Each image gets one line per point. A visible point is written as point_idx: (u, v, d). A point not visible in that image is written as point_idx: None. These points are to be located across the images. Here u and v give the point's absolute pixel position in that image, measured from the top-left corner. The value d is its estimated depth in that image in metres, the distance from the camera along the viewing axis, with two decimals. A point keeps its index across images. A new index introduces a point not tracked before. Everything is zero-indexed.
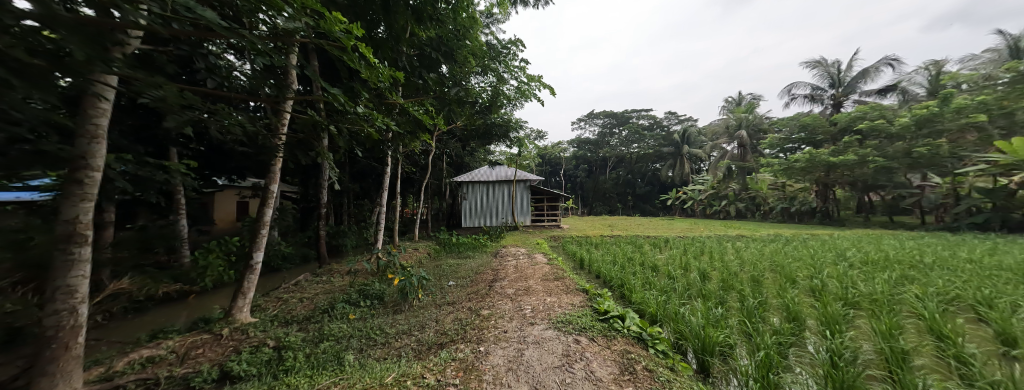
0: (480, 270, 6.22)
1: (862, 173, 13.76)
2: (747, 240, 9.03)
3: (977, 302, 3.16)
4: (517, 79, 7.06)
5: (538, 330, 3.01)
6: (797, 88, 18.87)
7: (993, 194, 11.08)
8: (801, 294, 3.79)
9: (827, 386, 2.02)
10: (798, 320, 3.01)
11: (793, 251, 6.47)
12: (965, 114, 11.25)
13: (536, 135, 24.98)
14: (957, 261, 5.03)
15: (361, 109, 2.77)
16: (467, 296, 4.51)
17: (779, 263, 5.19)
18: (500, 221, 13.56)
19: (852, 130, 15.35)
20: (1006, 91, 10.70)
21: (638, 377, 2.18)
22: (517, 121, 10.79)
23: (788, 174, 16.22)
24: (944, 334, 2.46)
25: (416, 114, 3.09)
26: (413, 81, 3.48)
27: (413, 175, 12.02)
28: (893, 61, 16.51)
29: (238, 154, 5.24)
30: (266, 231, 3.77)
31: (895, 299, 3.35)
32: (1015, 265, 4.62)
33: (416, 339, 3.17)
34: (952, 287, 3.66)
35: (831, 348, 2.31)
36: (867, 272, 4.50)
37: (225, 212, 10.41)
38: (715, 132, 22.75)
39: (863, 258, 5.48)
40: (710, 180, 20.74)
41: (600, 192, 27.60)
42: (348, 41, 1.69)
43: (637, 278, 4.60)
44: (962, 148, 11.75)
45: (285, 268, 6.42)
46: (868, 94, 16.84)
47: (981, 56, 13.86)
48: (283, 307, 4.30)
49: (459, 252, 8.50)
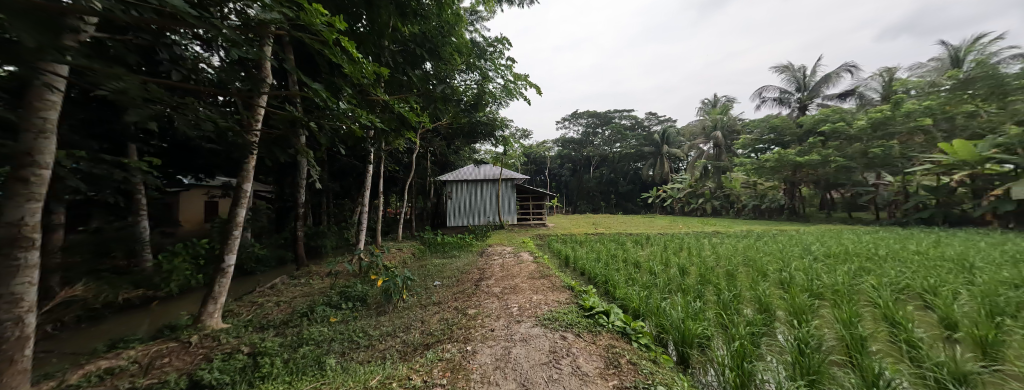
0: (466, 269, 6.18)
1: (825, 172, 14.75)
2: (722, 236, 9.51)
3: (923, 291, 3.48)
4: (504, 78, 7.01)
5: (525, 328, 3.04)
6: (767, 91, 19.85)
7: (938, 191, 12.08)
8: (771, 286, 4.04)
9: (795, 372, 2.18)
10: (769, 311, 3.21)
11: (764, 245, 6.87)
12: (913, 118, 12.26)
13: (521, 134, 25.11)
14: (907, 253, 5.52)
15: (343, 105, 2.68)
16: (453, 296, 4.47)
17: (752, 257, 5.47)
18: (486, 220, 13.52)
19: (816, 131, 16.38)
20: (948, 96, 11.72)
21: (623, 371, 2.25)
22: (502, 119, 10.84)
23: (759, 174, 17.14)
24: (896, 321, 2.69)
25: (401, 112, 3.01)
26: (397, 77, 3.38)
27: (396, 174, 11.76)
28: (852, 68, 17.66)
29: (206, 152, 4.92)
30: (239, 232, 3.55)
31: (855, 289, 3.63)
32: (955, 256, 5.12)
33: (401, 340, 3.11)
34: (904, 277, 4.00)
35: (798, 336, 2.46)
36: (830, 265, 4.82)
37: (192, 212, 9.81)
38: (692, 133, 23.69)
39: (826, 251, 5.89)
40: (688, 179, 21.36)
41: (584, 190, 28.15)
42: (329, 33, 1.65)
43: (620, 274, 4.73)
44: (910, 149, 12.80)
45: (260, 271, 6.10)
46: (830, 99, 17.95)
47: (928, 64, 15.09)
48: (258, 312, 4.11)
49: (445, 252, 8.41)
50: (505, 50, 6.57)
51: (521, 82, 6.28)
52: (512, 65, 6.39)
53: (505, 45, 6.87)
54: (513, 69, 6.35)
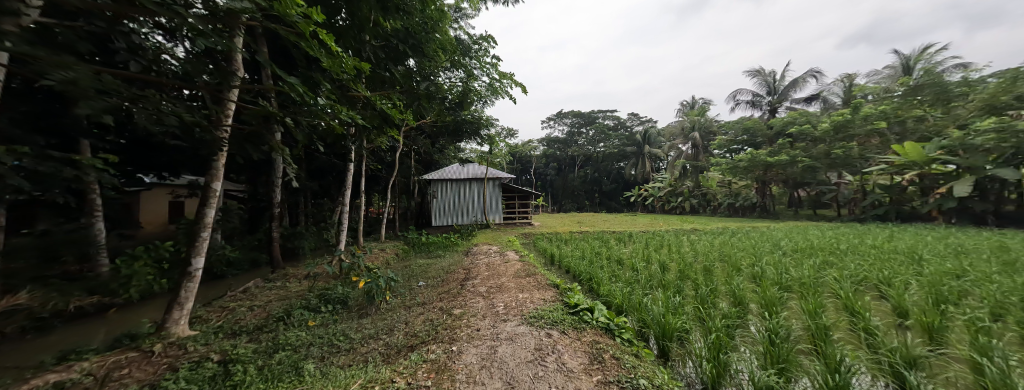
0: (451, 269, 6.14)
1: (793, 171, 15.62)
2: (700, 233, 9.88)
3: (879, 282, 3.77)
4: (489, 76, 6.98)
5: (511, 326, 3.05)
6: (740, 94, 20.77)
7: (891, 189, 13.06)
8: (745, 280, 4.25)
9: (767, 361, 2.30)
10: (743, 304, 3.37)
11: (738, 242, 7.21)
12: (870, 121, 13.18)
13: (506, 133, 25.09)
14: (865, 247, 5.95)
15: (321, 101, 2.59)
16: (438, 296, 4.43)
17: (728, 253, 5.73)
18: (471, 220, 13.44)
19: (785, 133, 17.31)
20: (900, 101, 12.67)
21: (607, 366, 2.30)
22: (487, 118, 10.81)
23: (734, 173, 17.93)
24: (855, 310, 2.90)
25: (384, 108, 2.94)
26: (379, 74, 3.30)
27: (378, 172, 11.46)
28: (817, 73, 18.77)
29: (170, 148, 4.61)
30: (208, 234, 3.35)
31: (820, 281, 3.89)
32: (906, 249, 5.56)
33: (384, 343, 3.04)
34: (862, 269, 4.31)
35: (769, 327, 2.60)
36: (797, 259, 5.13)
37: (155, 213, 9.17)
38: (672, 134, 24.47)
39: (794, 247, 6.26)
40: (668, 178, 22.03)
41: (569, 189, 28.52)
42: (307, 27, 1.62)
43: (604, 271, 4.83)
44: (867, 151, 13.78)
45: (231, 274, 5.78)
46: (798, 103, 19.01)
47: (883, 72, 16.24)
48: (230, 317, 3.90)
49: (429, 252, 8.29)
50: (490, 48, 6.53)
51: (506, 80, 6.28)
52: (497, 63, 6.36)
53: (491, 43, 6.83)
54: (499, 67, 6.33)
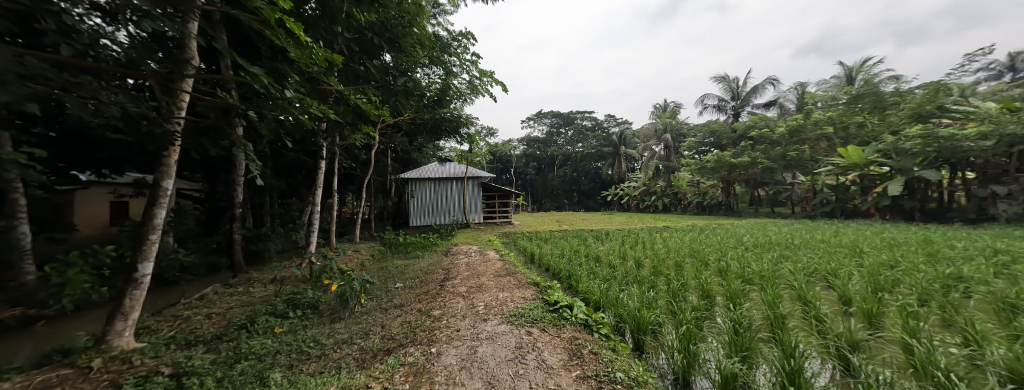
0: (430, 269, 6.03)
1: (753, 172, 16.74)
2: (671, 230, 10.37)
3: (827, 273, 4.15)
4: (468, 74, 6.90)
5: (491, 326, 3.05)
6: (707, 98, 21.97)
7: (837, 189, 14.37)
8: (712, 274, 4.51)
9: (732, 349, 2.46)
10: (710, 297, 3.57)
11: (705, 238, 7.65)
12: (819, 126, 14.42)
13: (486, 132, 24.98)
14: (815, 242, 6.53)
15: (288, 93, 2.44)
16: (416, 297, 4.34)
17: (697, 249, 6.06)
18: (450, 219, 13.25)
19: (747, 136, 18.51)
20: (845, 109, 13.95)
21: (585, 361, 2.36)
22: (467, 116, 10.72)
23: (702, 173, 18.93)
24: (807, 299, 3.17)
25: (358, 103, 2.83)
26: (353, 68, 3.16)
27: (351, 171, 11.01)
28: (774, 81, 20.22)
29: (111, 143, 4.14)
30: (158, 236, 3.04)
31: (777, 274, 4.22)
32: (850, 243, 6.15)
33: (359, 347, 2.93)
34: (813, 261, 4.73)
35: (733, 318, 2.77)
36: (757, 253, 5.53)
37: (94, 215, 8.25)
38: (645, 135, 25.43)
39: (755, 242, 6.73)
40: (642, 178, 22.87)
41: (548, 189, 28.90)
42: (273, 14, 1.55)
43: (582, 268, 4.95)
44: (817, 153, 15.08)
45: (186, 280, 5.31)
46: (757, 108, 20.42)
47: (830, 81, 17.81)
48: (184, 327, 3.58)
49: (407, 252, 8.08)
50: (469, 45, 6.46)
51: (486, 78, 6.23)
52: (476, 61, 6.30)
53: (470, 40, 6.75)
54: (478, 65, 6.27)
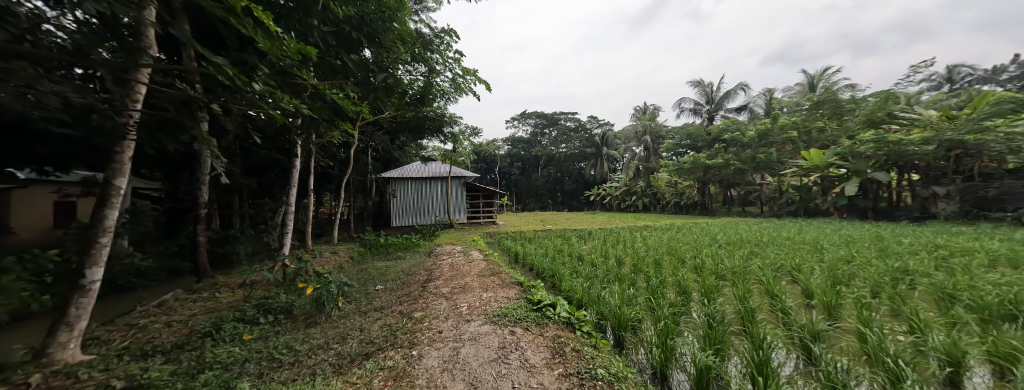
0: (412, 271, 5.92)
1: (726, 173, 17.56)
2: (651, 229, 10.70)
3: (792, 268, 4.42)
4: (451, 72, 6.81)
5: (474, 326, 3.02)
6: (684, 102, 22.81)
7: (800, 189, 15.34)
8: (689, 271, 4.69)
9: (706, 342, 2.57)
10: (686, 293, 3.71)
11: (682, 236, 7.96)
12: (785, 130, 15.33)
13: (470, 132, 24.78)
14: (783, 239, 6.94)
15: (257, 85, 2.30)
16: (397, 299, 4.24)
17: (675, 247, 6.28)
18: (432, 219, 13.04)
19: (720, 139, 19.38)
20: (808, 114, 14.89)
21: (568, 359, 2.38)
22: (450, 115, 10.59)
23: (679, 174, 19.65)
24: (774, 293, 3.36)
25: (335, 99, 2.72)
26: (329, 62, 3.03)
27: (329, 170, 10.61)
28: (744, 86, 21.26)
29: (53, 137, 3.77)
30: (109, 239, 2.78)
31: (748, 270, 4.44)
32: (814, 239, 6.58)
33: (335, 353, 2.82)
34: (780, 257, 5.02)
35: (708, 313, 2.89)
36: (730, 250, 5.81)
37: (36, 216, 7.51)
38: (626, 136, 26.09)
39: (728, 239, 7.07)
40: (623, 178, 23.45)
41: (533, 189, 29.07)
42: (239, 1, 1.46)
43: (566, 267, 5.01)
44: (783, 156, 16.00)
45: (144, 286, 4.93)
46: (730, 112, 21.42)
47: (795, 88, 18.94)
48: (140, 337, 3.31)
49: (388, 254, 7.89)
50: (452, 43, 6.36)
51: (470, 77, 6.18)
52: (460, 59, 6.22)
53: (453, 38, 6.66)
54: (462, 63, 6.19)
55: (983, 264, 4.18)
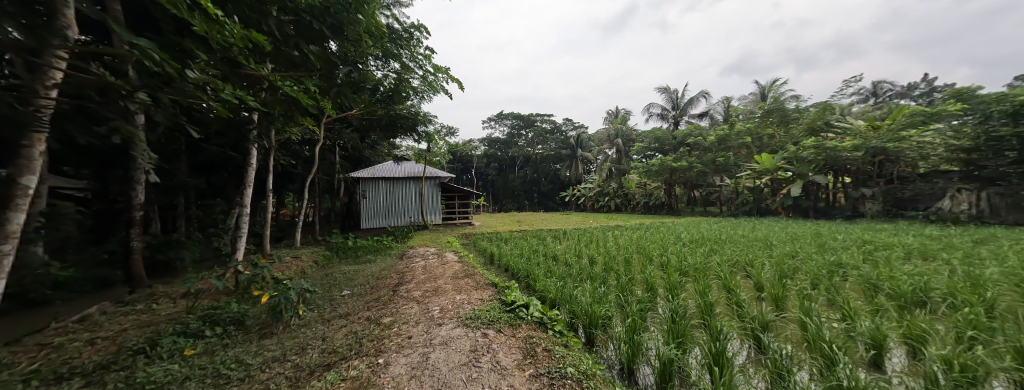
0: (382, 274, 5.70)
1: (690, 175, 18.64)
2: (622, 228, 11.11)
3: (746, 263, 4.77)
4: (423, 69, 6.64)
5: (446, 330, 2.95)
6: (652, 107, 23.94)
7: (754, 190, 16.65)
8: (655, 268, 4.92)
9: (670, 336, 2.70)
10: (653, 289, 3.88)
11: (651, 235, 8.34)
12: (741, 136, 16.57)
13: (446, 131, 24.38)
14: (739, 236, 7.49)
15: (194, 74, 2.06)
16: (365, 305, 4.06)
17: (643, 245, 6.57)
18: (404, 220, 12.66)
19: (685, 143, 20.56)
20: (760, 122, 16.21)
21: (539, 359, 2.39)
22: (424, 114, 10.35)
23: (647, 175, 20.58)
24: (730, 287, 3.60)
25: (288, 91, 2.44)
26: (286, 54, 2.84)
27: (291, 169, 9.98)
28: (706, 94, 22.69)
29: None
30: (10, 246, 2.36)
31: (707, 266, 4.75)
32: (766, 237, 7.15)
33: (293, 365, 2.63)
34: (736, 253, 5.42)
35: (672, 308, 3.03)
36: (693, 248, 6.17)
37: None
38: (599, 139, 26.93)
39: (692, 237, 7.51)
40: (596, 179, 24.16)
41: (509, 190, 29.13)
42: None
43: (540, 267, 5.06)
44: (739, 159, 17.27)
45: (63, 299, 4.32)
46: (693, 118, 22.77)
47: (749, 96, 20.52)
48: (54, 359, 2.87)
49: (357, 257, 7.55)
50: (423, 39, 6.20)
51: (442, 75, 6.06)
52: (431, 56, 6.08)
53: (424, 34, 6.51)
54: (433, 60, 6.05)
55: (900, 257, 4.78)
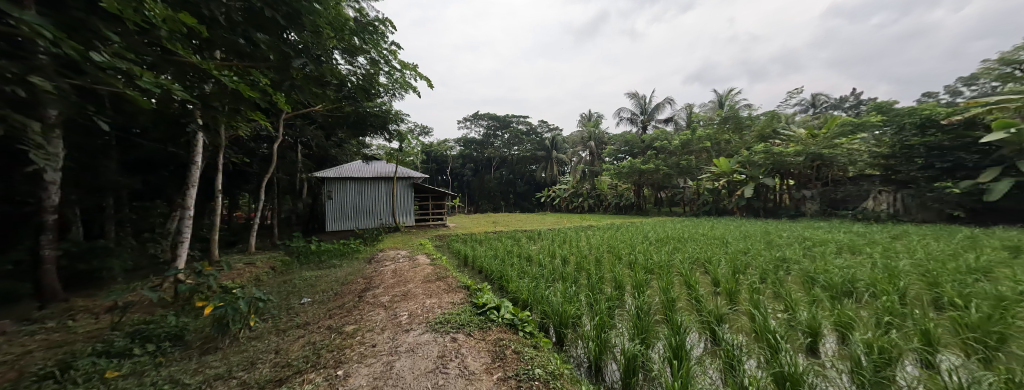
0: (347, 279, 5.42)
1: (657, 177, 19.59)
2: (595, 228, 11.40)
3: (705, 260, 5.07)
4: (389, 65, 6.41)
5: (413, 336, 2.85)
6: (622, 111, 24.89)
7: (713, 192, 17.82)
8: (624, 266, 5.10)
9: (635, 331, 2.79)
10: (621, 286, 4.01)
11: (622, 235, 8.63)
12: (702, 141, 17.68)
13: (419, 131, 23.77)
14: (702, 235, 7.96)
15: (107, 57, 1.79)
16: (327, 313, 3.83)
17: (614, 244, 6.78)
18: (374, 222, 12.15)
19: (652, 146, 21.57)
20: (719, 128, 17.40)
21: (507, 361, 2.37)
22: (397, 114, 9.97)
23: (618, 177, 21.36)
24: (691, 283, 3.80)
25: (228, 82, 2.20)
26: (232, 42, 2.62)
27: (246, 168, 9.25)
28: (670, 100, 23.95)
29: None
30: None
31: (670, 263, 5.00)
32: (726, 235, 7.65)
33: (239, 383, 2.41)
34: (698, 251, 5.75)
35: (637, 305, 3.15)
36: (659, 246, 6.47)
37: None
38: (573, 141, 27.53)
39: (658, 236, 7.88)
40: (570, 180, 24.66)
41: (485, 190, 28.95)
42: None
43: (514, 268, 5.05)
44: (700, 163, 18.42)
45: None
46: (659, 123, 23.96)
47: (709, 104, 21.95)
48: None
49: (320, 262, 7.13)
50: (389, 34, 5.99)
51: (409, 72, 5.88)
52: (397, 51, 5.88)
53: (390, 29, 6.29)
54: (398, 56, 5.85)
55: (834, 251, 5.32)
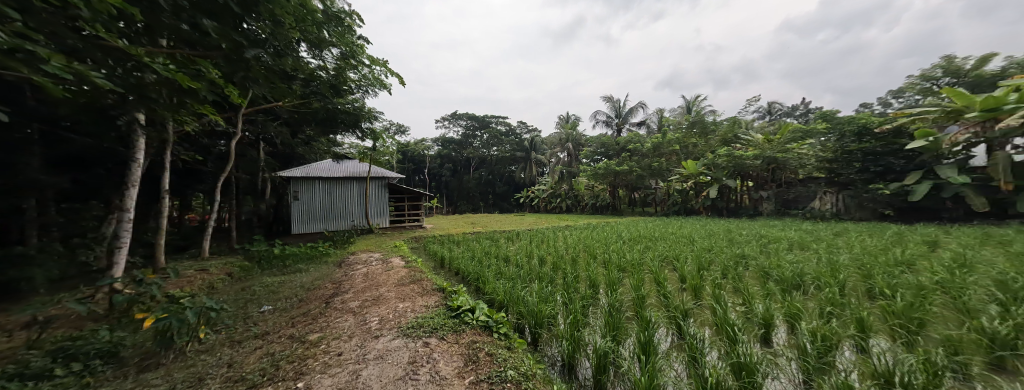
0: (314, 285, 5.14)
1: (630, 178, 20.28)
2: (572, 228, 11.59)
3: (674, 257, 5.30)
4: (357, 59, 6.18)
5: (382, 343, 2.74)
6: (598, 114, 25.56)
7: (682, 192, 18.72)
8: (598, 265, 5.21)
9: (607, 329, 2.85)
10: (595, 285, 4.09)
11: (598, 234, 8.83)
12: (672, 144, 18.52)
13: (395, 129, 23.07)
14: (672, 233, 8.32)
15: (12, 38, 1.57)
16: (290, 321, 3.60)
17: (590, 244, 6.92)
18: (345, 224, 11.63)
19: (626, 148, 22.31)
20: (687, 132, 18.31)
21: (480, 365, 2.34)
22: (369, 111, 9.64)
23: (594, 178, 21.88)
24: (660, 280, 3.95)
25: (162, 71, 1.99)
26: (177, 29, 2.40)
27: (200, 166, 8.54)
28: (643, 105, 24.91)
29: None
30: None
31: (641, 261, 5.18)
32: (695, 233, 8.04)
33: None
34: (668, 249, 6.00)
35: (610, 302, 3.22)
36: (632, 245, 6.68)
37: None
38: (551, 142, 27.88)
39: (632, 236, 8.13)
40: (548, 181, 24.94)
41: (463, 191, 28.59)
42: None
43: (491, 269, 5.01)
44: (670, 165, 19.29)
45: None
46: (633, 126, 24.83)
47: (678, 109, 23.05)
48: None
49: (284, 267, 6.71)
50: (355, 27, 5.76)
51: (378, 67, 5.69)
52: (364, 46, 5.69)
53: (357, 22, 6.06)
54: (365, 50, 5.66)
55: (787, 247, 5.75)
